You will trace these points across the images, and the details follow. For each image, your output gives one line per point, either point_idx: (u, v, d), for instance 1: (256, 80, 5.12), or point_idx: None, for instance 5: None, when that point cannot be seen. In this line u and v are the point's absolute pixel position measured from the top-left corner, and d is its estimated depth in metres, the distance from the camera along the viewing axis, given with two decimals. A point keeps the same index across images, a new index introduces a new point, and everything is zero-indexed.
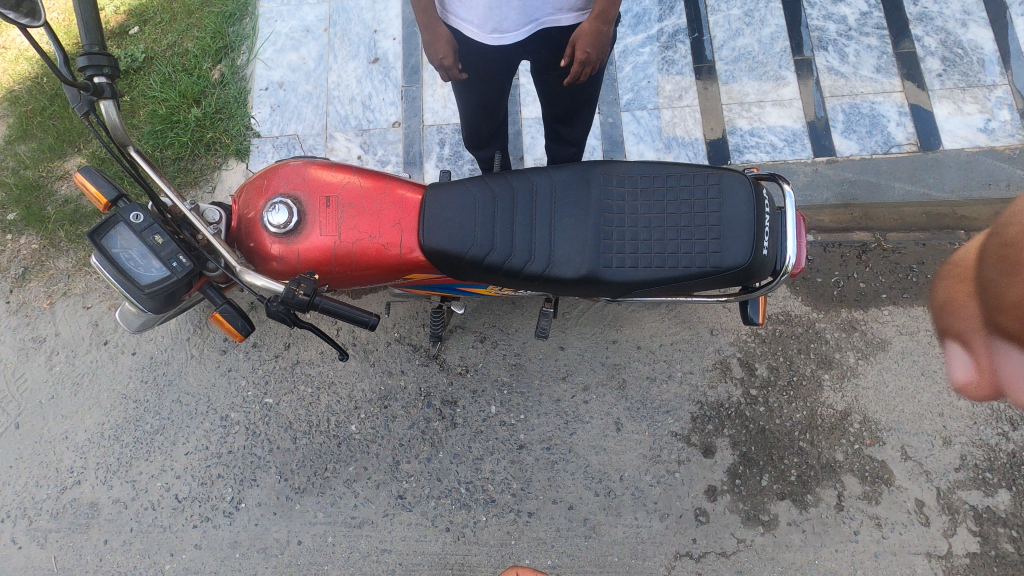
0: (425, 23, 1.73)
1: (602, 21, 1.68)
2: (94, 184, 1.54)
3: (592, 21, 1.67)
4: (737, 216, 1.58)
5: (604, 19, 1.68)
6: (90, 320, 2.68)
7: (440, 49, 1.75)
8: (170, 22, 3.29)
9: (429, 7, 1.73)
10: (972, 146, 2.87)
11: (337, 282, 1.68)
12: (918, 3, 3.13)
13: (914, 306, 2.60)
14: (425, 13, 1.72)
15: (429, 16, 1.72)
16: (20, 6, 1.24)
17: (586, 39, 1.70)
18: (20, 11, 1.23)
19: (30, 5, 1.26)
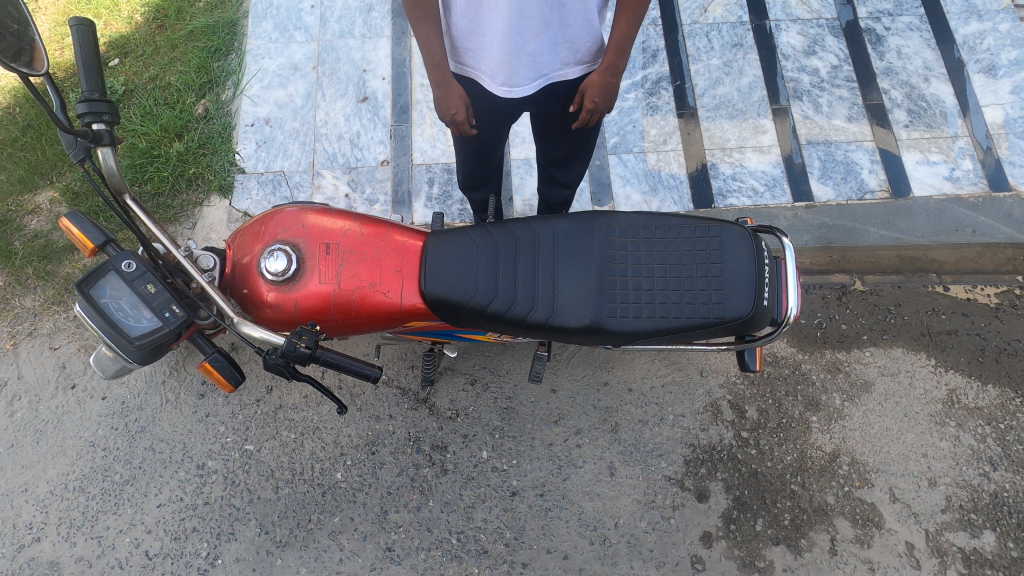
0: (437, 81, 1.75)
1: (611, 74, 1.74)
2: (79, 228, 1.47)
3: (601, 73, 1.73)
4: (739, 268, 1.60)
5: (613, 72, 1.74)
6: (57, 362, 2.54)
7: (453, 105, 1.79)
8: (152, 55, 3.25)
9: (441, 64, 1.74)
10: (939, 193, 3.01)
11: (333, 330, 1.63)
12: (884, 58, 3.32)
13: (893, 347, 2.67)
14: (436, 70, 1.73)
15: (441, 73, 1.74)
16: (21, 55, 1.20)
17: (595, 89, 1.76)
18: (20, 60, 1.20)
19: (31, 55, 1.23)
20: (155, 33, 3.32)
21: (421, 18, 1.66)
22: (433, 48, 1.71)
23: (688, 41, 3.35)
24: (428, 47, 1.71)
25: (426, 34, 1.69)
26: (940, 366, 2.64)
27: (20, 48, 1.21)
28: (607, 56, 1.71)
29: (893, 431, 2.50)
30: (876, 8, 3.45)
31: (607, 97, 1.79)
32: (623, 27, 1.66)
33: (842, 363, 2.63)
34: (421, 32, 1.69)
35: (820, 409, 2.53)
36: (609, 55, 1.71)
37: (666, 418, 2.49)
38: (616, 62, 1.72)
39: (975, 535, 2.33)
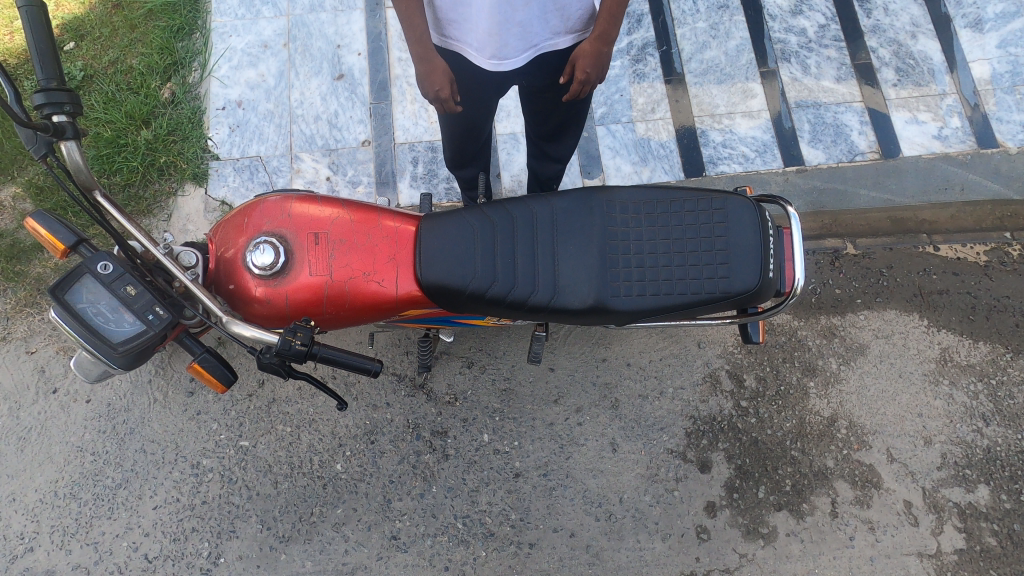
0: (421, 56, 1.66)
1: (603, 42, 1.65)
2: (47, 228, 1.37)
3: (593, 42, 1.65)
4: (744, 240, 1.56)
5: (605, 41, 1.65)
6: (36, 366, 2.44)
7: (436, 82, 1.70)
8: (111, 37, 3.07)
9: (425, 38, 1.65)
10: (929, 153, 2.99)
11: (327, 323, 1.57)
12: (871, 15, 3.25)
13: (887, 309, 2.69)
14: (420, 45, 1.65)
15: (425, 47, 1.65)
16: None
17: (586, 59, 1.67)
18: None
19: None
20: (112, 13, 3.13)
21: None
22: (416, 22, 1.61)
23: (673, 4, 3.25)
24: (410, 21, 1.61)
25: (408, 5, 1.59)
26: (933, 326, 2.66)
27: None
28: (598, 24, 1.63)
29: (889, 393, 2.53)
30: None
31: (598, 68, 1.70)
32: None
33: (837, 328, 2.63)
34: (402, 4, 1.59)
35: (817, 375, 2.54)
36: (601, 22, 1.62)
37: (666, 391, 2.48)
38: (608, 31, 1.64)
39: (970, 490, 2.38)
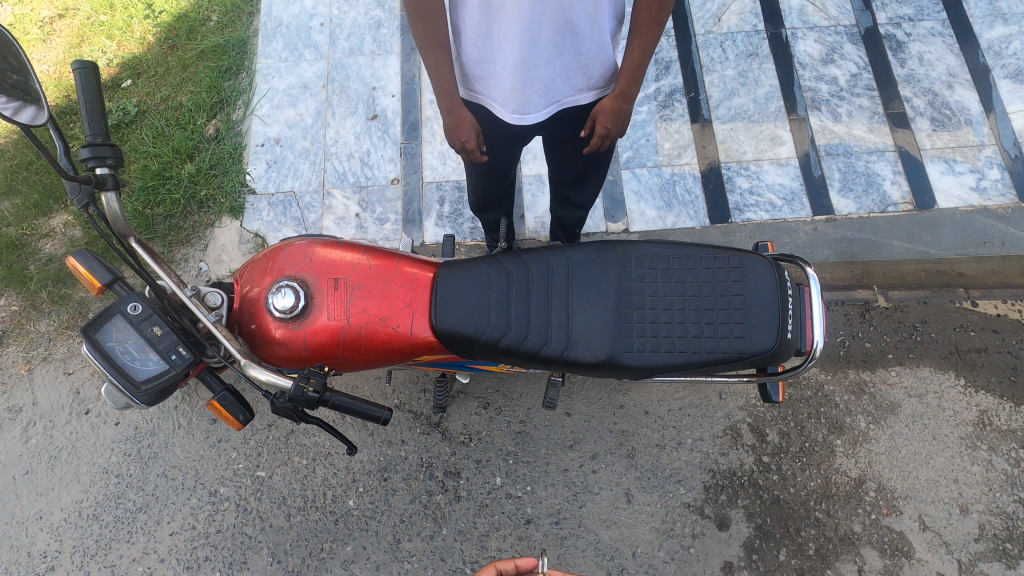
0: (447, 109, 1.72)
1: (623, 100, 1.71)
2: (86, 266, 1.43)
3: (613, 99, 1.71)
4: (762, 299, 1.54)
5: (625, 98, 1.71)
6: (72, 388, 2.54)
7: (463, 133, 1.75)
8: (164, 76, 3.29)
9: (452, 91, 1.71)
10: (966, 205, 2.91)
11: (343, 366, 1.60)
12: (905, 65, 3.22)
13: (920, 366, 2.58)
14: (447, 98, 1.70)
15: (452, 100, 1.71)
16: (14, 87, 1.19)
17: (606, 116, 1.73)
18: (13, 92, 1.19)
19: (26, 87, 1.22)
20: (167, 54, 3.35)
21: (430, 48, 1.64)
22: (443, 76, 1.68)
23: (702, 52, 3.28)
24: (438, 75, 1.68)
25: (436, 62, 1.66)
26: (970, 387, 2.54)
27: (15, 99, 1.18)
28: (619, 82, 1.69)
29: (922, 455, 2.42)
30: (897, 13, 3.35)
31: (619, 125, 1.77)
32: (637, 52, 1.63)
33: (866, 384, 2.54)
34: (430, 60, 1.66)
35: (844, 432, 2.45)
36: (621, 81, 1.68)
37: (684, 442, 2.42)
38: (627, 89, 1.69)
39: (1011, 566, 2.24)
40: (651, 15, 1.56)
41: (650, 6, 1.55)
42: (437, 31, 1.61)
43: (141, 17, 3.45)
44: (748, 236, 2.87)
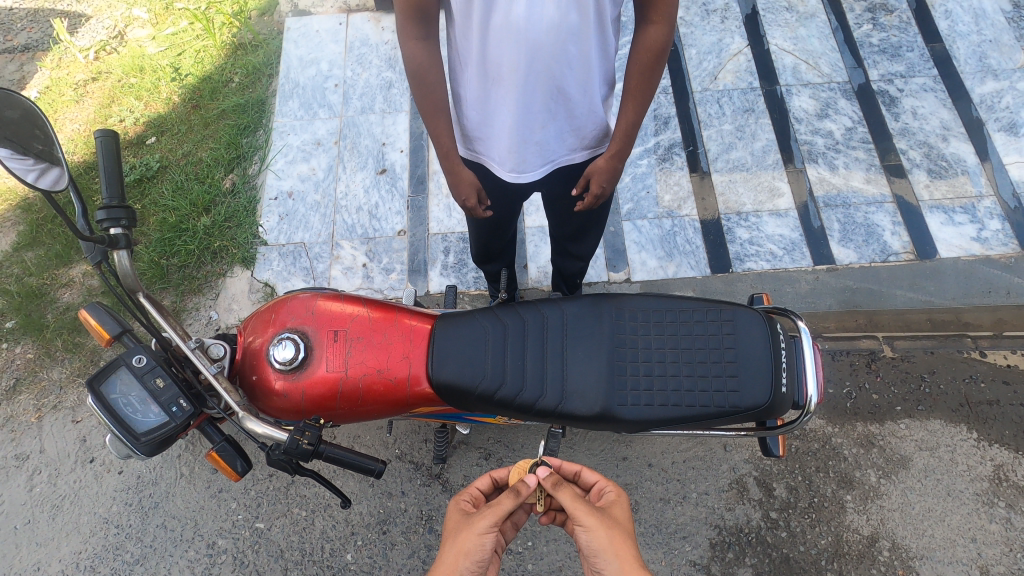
0: (448, 169, 1.80)
1: (617, 159, 1.77)
2: (97, 319, 1.48)
3: (607, 159, 1.77)
4: (754, 352, 1.56)
5: (619, 158, 1.77)
6: (79, 435, 2.57)
7: (464, 191, 1.85)
8: (186, 133, 3.47)
9: (451, 152, 1.79)
10: (968, 255, 2.91)
11: (340, 417, 1.62)
12: (899, 119, 3.31)
13: (930, 419, 2.53)
14: (447, 160, 1.79)
15: (452, 161, 1.79)
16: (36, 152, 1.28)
17: (601, 175, 1.80)
18: (35, 156, 1.27)
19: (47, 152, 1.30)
20: (190, 113, 3.55)
21: (430, 113, 1.71)
22: (445, 139, 1.75)
23: (699, 108, 3.40)
24: (440, 139, 1.75)
25: (437, 127, 1.73)
26: (983, 440, 2.48)
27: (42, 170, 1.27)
28: (613, 142, 1.75)
29: (936, 512, 2.34)
30: (888, 70, 3.46)
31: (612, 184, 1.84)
32: (629, 115, 1.70)
33: (875, 436, 2.49)
34: (432, 124, 1.73)
35: (854, 487, 2.39)
36: (615, 142, 1.74)
37: (689, 496, 2.38)
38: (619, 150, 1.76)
39: None
40: (640, 82, 1.63)
41: (640, 75, 1.62)
42: (439, 97, 1.69)
43: (168, 79, 3.68)
44: (749, 285, 2.88)
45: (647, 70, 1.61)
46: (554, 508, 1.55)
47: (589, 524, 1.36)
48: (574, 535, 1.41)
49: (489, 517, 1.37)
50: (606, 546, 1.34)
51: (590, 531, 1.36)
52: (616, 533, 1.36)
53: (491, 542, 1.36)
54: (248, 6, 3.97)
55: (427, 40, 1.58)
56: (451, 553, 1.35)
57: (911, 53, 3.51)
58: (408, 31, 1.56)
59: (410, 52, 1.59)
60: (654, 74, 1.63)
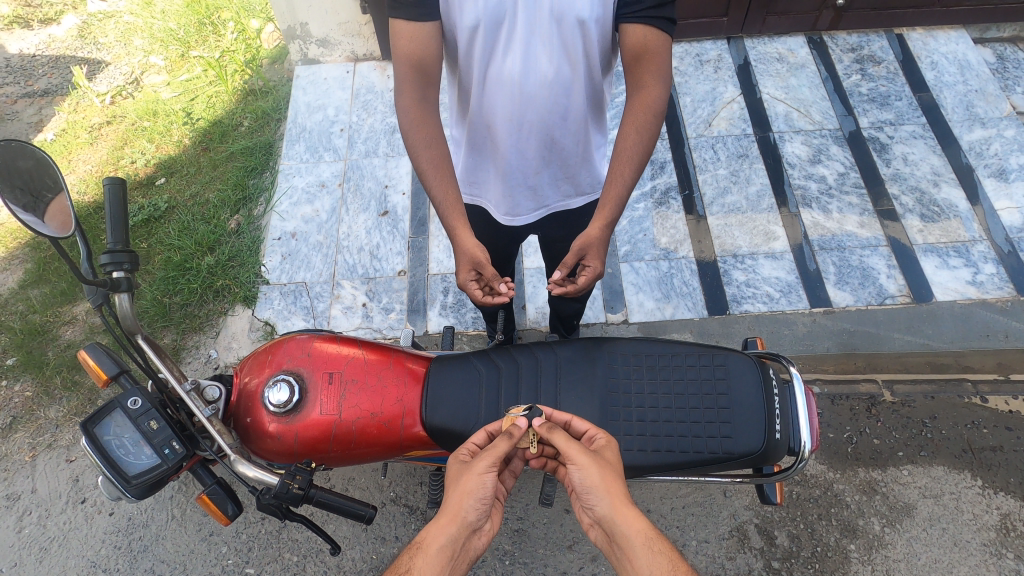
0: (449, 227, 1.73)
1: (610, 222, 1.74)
2: (95, 359, 1.49)
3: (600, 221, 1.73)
4: (746, 398, 1.61)
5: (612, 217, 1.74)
6: (71, 475, 2.55)
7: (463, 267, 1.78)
8: (195, 175, 3.58)
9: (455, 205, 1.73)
10: (964, 299, 2.92)
11: (333, 460, 1.63)
12: (890, 165, 3.38)
13: (933, 465, 2.50)
14: (450, 215, 1.72)
15: (455, 217, 1.72)
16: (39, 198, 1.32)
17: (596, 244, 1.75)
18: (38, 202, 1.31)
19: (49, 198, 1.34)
20: (200, 155, 3.66)
21: (434, 163, 1.69)
22: (448, 195, 1.72)
23: (694, 153, 3.49)
24: (441, 195, 1.71)
25: (440, 183, 1.70)
26: (988, 488, 2.44)
27: (51, 215, 1.32)
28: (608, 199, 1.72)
29: (943, 563, 2.28)
30: (878, 118, 3.56)
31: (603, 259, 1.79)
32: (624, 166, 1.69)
33: (878, 483, 2.45)
34: (434, 181, 1.70)
35: (858, 536, 2.33)
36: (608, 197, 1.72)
37: (688, 544, 2.33)
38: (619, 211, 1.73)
39: None
40: (638, 136, 1.65)
41: (634, 124, 1.65)
42: (441, 153, 1.70)
43: (180, 123, 3.81)
44: (747, 327, 2.89)
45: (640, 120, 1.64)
46: (547, 454, 1.46)
47: (583, 463, 1.30)
48: (568, 476, 1.34)
49: (486, 458, 1.32)
50: (598, 484, 1.28)
51: (584, 470, 1.29)
52: (611, 473, 1.30)
53: (492, 483, 1.31)
54: (260, 55, 4.14)
55: (427, 100, 1.66)
56: (453, 497, 1.30)
57: (899, 102, 3.62)
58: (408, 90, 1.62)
59: (412, 111, 1.65)
60: (651, 128, 1.65)
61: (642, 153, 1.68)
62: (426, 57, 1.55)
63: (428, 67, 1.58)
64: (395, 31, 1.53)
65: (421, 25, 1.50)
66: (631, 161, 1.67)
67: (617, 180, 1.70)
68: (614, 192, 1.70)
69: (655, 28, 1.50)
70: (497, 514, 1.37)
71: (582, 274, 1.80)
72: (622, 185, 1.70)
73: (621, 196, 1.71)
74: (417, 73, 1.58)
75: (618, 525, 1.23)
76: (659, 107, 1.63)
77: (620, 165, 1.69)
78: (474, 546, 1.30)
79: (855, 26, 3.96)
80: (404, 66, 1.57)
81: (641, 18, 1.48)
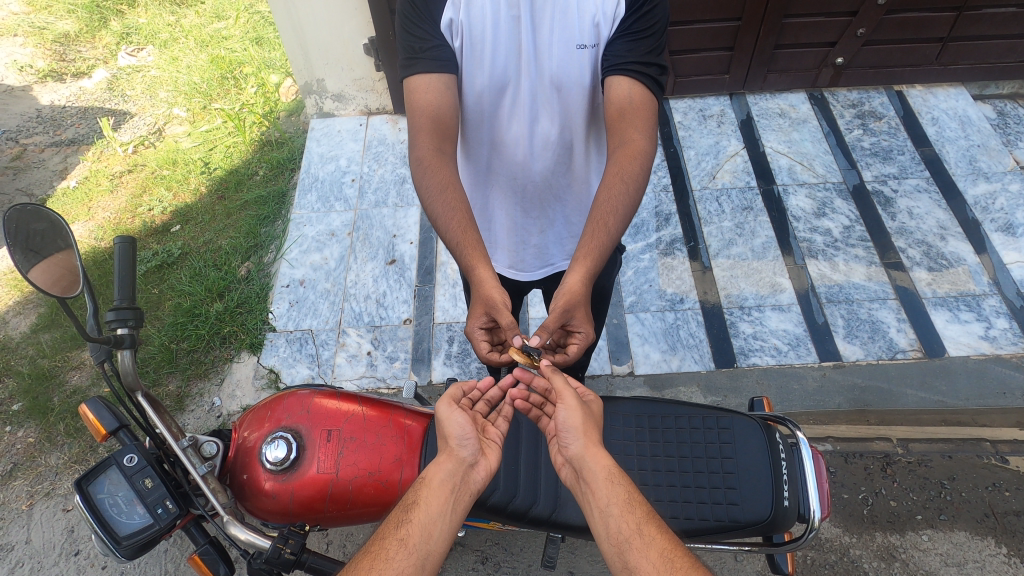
0: (467, 261, 1.57)
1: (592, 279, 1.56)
2: (96, 413, 1.47)
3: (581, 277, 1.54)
4: (753, 463, 1.60)
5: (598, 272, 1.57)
6: (67, 525, 2.51)
7: (476, 313, 1.62)
8: (209, 222, 3.67)
9: (478, 241, 1.59)
10: (978, 354, 2.87)
11: (329, 521, 1.60)
12: (896, 218, 3.39)
13: (954, 530, 2.39)
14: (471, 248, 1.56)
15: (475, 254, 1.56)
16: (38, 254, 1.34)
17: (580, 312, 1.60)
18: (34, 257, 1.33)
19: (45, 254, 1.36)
20: (215, 203, 3.77)
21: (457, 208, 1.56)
22: (467, 234, 1.56)
23: (698, 205, 3.53)
24: (460, 239, 1.55)
25: (458, 225, 1.55)
26: (1014, 556, 2.32)
27: (59, 276, 1.36)
28: (586, 244, 1.55)
29: None
30: (881, 172, 3.60)
31: (586, 321, 1.62)
32: (607, 203, 1.53)
33: (896, 549, 2.35)
34: (452, 224, 1.55)
35: None
36: (588, 240, 1.55)
37: None
38: (602, 262, 1.55)
39: None
40: (623, 184, 1.54)
41: (620, 171, 1.54)
42: (458, 198, 1.57)
43: (197, 172, 3.93)
44: (755, 381, 2.83)
45: (627, 168, 1.54)
46: (533, 401, 1.56)
47: (569, 403, 1.38)
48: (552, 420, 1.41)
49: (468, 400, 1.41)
50: (577, 425, 1.34)
51: (568, 412, 1.37)
52: (589, 422, 1.37)
53: (464, 421, 1.37)
54: (278, 108, 4.31)
55: (445, 151, 1.56)
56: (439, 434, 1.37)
57: (902, 156, 3.66)
58: (428, 138, 1.53)
59: (429, 159, 1.54)
60: (639, 178, 1.55)
61: (626, 208, 1.55)
62: (443, 113, 1.50)
63: (448, 119, 1.51)
64: (411, 85, 1.49)
65: (439, 77, 1.47)
66: (615, 213, 1.53)
67: (599, 229, 1.54)
68: (592, 242, 1.54)
69: (640, 83, 1.49)
70: (494, 452, 1.39)
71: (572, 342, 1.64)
72: (605, 237, 1.54)
73: (605, 247, 1.55)
74: (435, 123, 1.50)
75: (587, 462, 1.28)
76: (646, 156, 1.55)
77: (601, 216, 1.54)
78: (474, 478, 1.32)
79: (855, 83, 4.05)
80: (422, 116, 1.51)
81: (629, 70, 1.47)
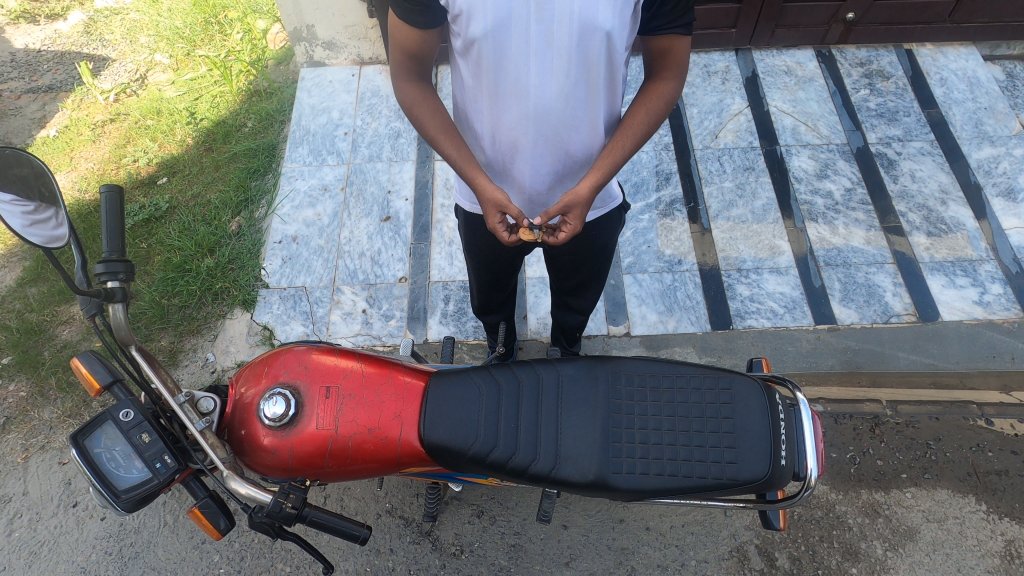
0: (467, 175, 1.67)
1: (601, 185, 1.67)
2: (87, 367, 1.42)
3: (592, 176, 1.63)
4: (752, 424, 1.61)
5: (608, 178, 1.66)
6: (64, 478, 2.52)
7: (490, 215, 1.69)
8: (197, 174, 3.56)
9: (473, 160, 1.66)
10: (971, 319, 2.89)
11: (328, 476, 1.60)
12: (898, 181, 3.36)
13: (937, 488, 2.46)
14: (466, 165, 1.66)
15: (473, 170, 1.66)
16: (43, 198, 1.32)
17: (580, 206, 1.67)
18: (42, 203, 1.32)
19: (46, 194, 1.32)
20: (203, 155, 3.65)
21: (445, 132, 1.65)
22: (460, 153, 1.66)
23: (700, 165, 3.46)
24: (458, 158, 1.65)
25: (449, 142, 1.65)
26: (992, 513, 2.41)
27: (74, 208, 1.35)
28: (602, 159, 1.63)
29: None
30: (886, 134, 3.54)
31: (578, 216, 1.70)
32: (636, 120, 1.62)
33: (881, 505, 2.42)
34: (444, 145, 1.65)
35: (860, 559, 2.31)
36: (606, 160, 1.63)
37: (687, 564, 2.29)
38: (616, 170, 1.65)
39: None
40: (647, 116, 1.61)
41: (644, 105, 1.62)
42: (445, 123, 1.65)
43: (183, 123, 3.79)
44: (750, 343, 2.85)
45: (650, 104, 1.61)
46: None
47: None
48: None
49: None
50: None
51: None
52: None
53: None
54: (266, 55, 4.12)
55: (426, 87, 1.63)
56: None
57: (908, 118, 3.60)
58: (408, 80, 1.60)
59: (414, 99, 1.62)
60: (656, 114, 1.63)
61: (644, 132, 1.65)
62: (423, 51, 1.53)
63: (427, 54, 1.54)
64: (392, 24, 1.48)
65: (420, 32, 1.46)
66: (634, 134, 1.62)
67: (618, 147, 1.63)
68: (609, 154, 1.63)
69: (670, 33, 1.48)
70: None
71: (562, 229, 1.73)
72: (622, 153, 1.64)
73: (618, 162, 1.64)
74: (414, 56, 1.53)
75: None
76: (667, 97, 1.61)
77: (622, 134, 1.62)
78: None
79: (865, 40, 3.93)
80: (399, 55, 1.54)
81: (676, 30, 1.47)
